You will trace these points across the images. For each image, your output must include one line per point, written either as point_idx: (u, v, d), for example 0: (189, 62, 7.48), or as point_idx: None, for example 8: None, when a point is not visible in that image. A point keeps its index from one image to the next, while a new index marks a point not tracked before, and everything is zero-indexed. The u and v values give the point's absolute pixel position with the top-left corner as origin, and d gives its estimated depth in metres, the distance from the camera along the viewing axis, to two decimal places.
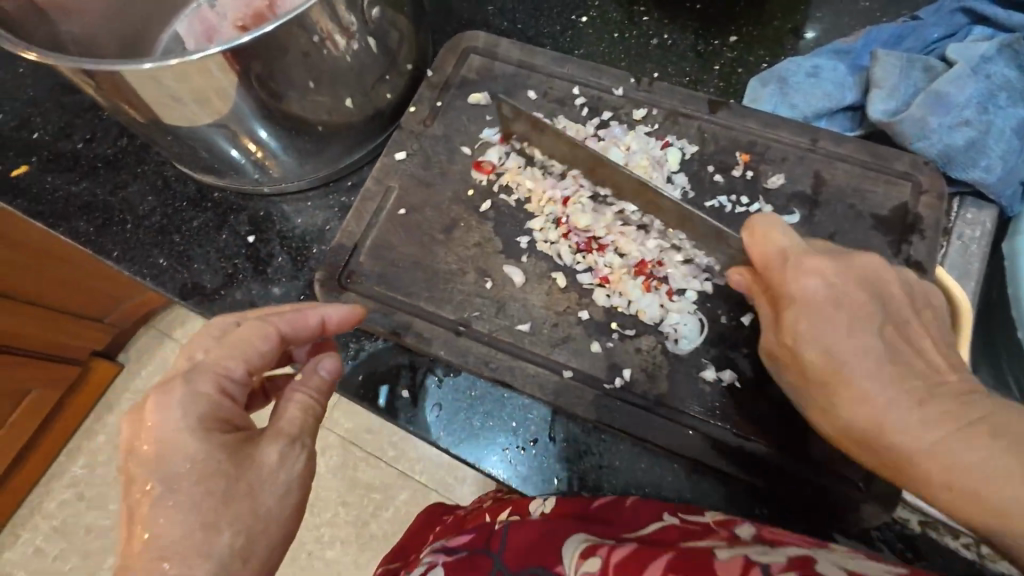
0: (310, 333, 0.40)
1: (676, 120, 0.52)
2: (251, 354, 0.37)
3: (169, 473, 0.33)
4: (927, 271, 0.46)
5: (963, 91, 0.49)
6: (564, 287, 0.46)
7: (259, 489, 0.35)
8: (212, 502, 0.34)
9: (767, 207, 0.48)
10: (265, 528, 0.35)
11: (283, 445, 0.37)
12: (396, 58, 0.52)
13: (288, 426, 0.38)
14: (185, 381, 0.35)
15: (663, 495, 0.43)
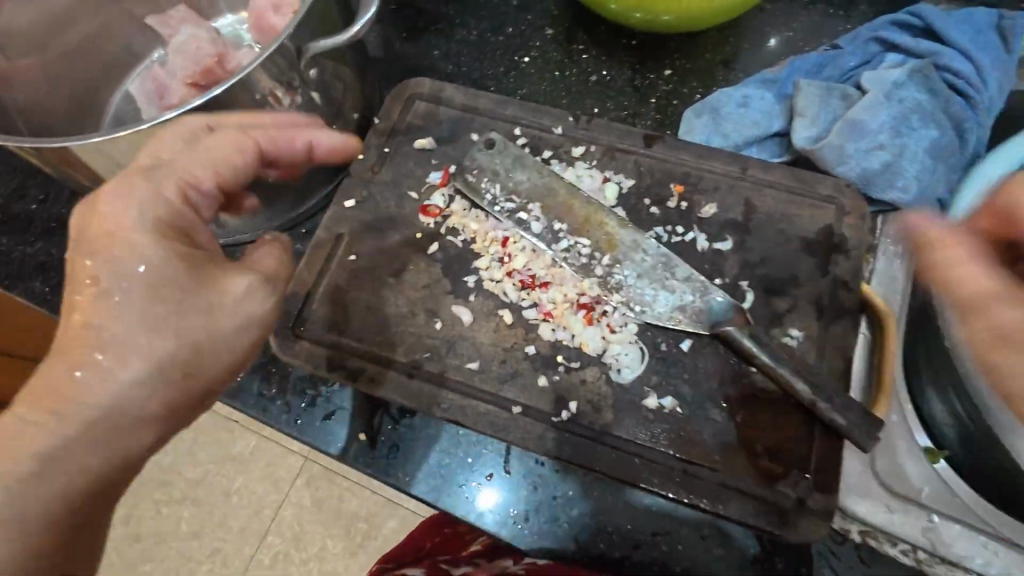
0: (292, 151, 0.43)
1: (613, 156, 0.55)
2: (228, 159, 0.40)
3: (119, 264, 0.34)
4: (852, 289, 0.48)
5: (876, 117, 0.52)
6: (511, 323, 0.48)
7: (217, 308, 0.36)
8: (165, 309, 0.35)
9: (701, 236, 0.51)
10: (218, 352, 0.37)
11: (249, 277, 0.38)
12: (340, 106, 0.54)
13: (260, 265, 0.39)
14: (155, 174, 0.37)
15: (615, 524, 0.45)
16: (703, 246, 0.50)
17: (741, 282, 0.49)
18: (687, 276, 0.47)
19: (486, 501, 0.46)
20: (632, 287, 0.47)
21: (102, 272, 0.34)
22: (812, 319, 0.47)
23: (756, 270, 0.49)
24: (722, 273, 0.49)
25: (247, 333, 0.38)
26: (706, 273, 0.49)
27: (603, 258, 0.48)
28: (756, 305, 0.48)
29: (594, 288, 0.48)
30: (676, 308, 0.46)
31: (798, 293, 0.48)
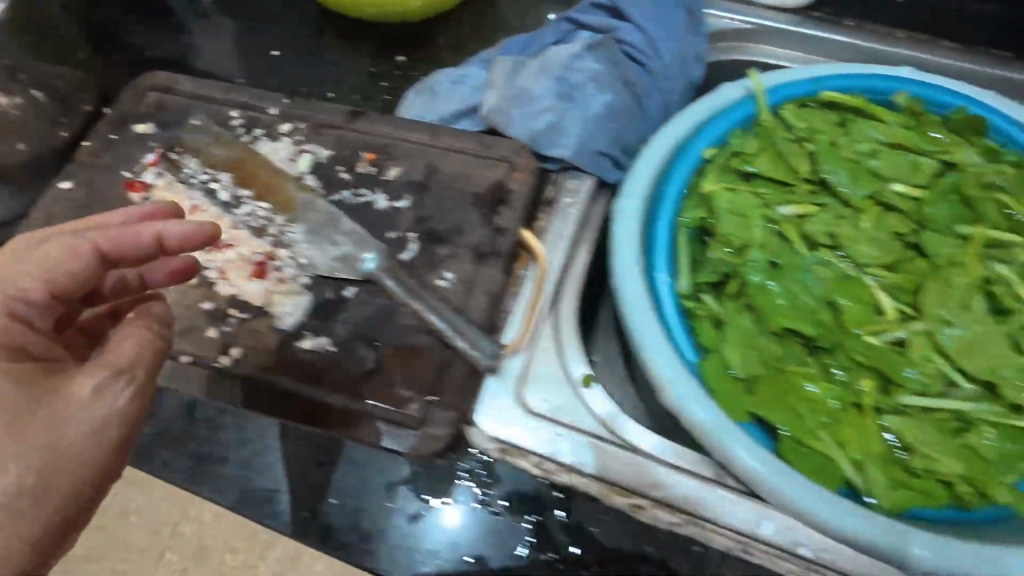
0: (142, 246, 0.43)
1: (319, 131, 0.59)
2: (62, 267, 0.41)
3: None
4: (508, 235, 0.53)
5: (541, 84, 0.58)
6: (195, 283, 0.52)
7: (62, 419, 0.41)
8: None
9: (382, 197, 0.55)
10: (70, 461, 0.40)
11: (103, 377, 0.43)
12: (71, 104, 0.64)
13: (119, 358, 0.43)
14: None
15: (271, 464, 0.48)
16: (383, 205, 0.55)
17: (411, 235, 0.53)
18: (350, 231, 0.52)
19: (451, 520, 0.46)
20: (301, 243, 0.52)
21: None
22: (469, 263, 0.52)
23: (426, 223, 0.54)
24: (395, 228, 0.54)
25: (103, 432, 0.42)
26: (380, 230, 0.54)
27: (278, 220, 0.53)
28: (418, 255, 0.52)
29: (266, 247, 0.52)
30: (338, 259, 0.51)
31: (460, 241, 0.53)
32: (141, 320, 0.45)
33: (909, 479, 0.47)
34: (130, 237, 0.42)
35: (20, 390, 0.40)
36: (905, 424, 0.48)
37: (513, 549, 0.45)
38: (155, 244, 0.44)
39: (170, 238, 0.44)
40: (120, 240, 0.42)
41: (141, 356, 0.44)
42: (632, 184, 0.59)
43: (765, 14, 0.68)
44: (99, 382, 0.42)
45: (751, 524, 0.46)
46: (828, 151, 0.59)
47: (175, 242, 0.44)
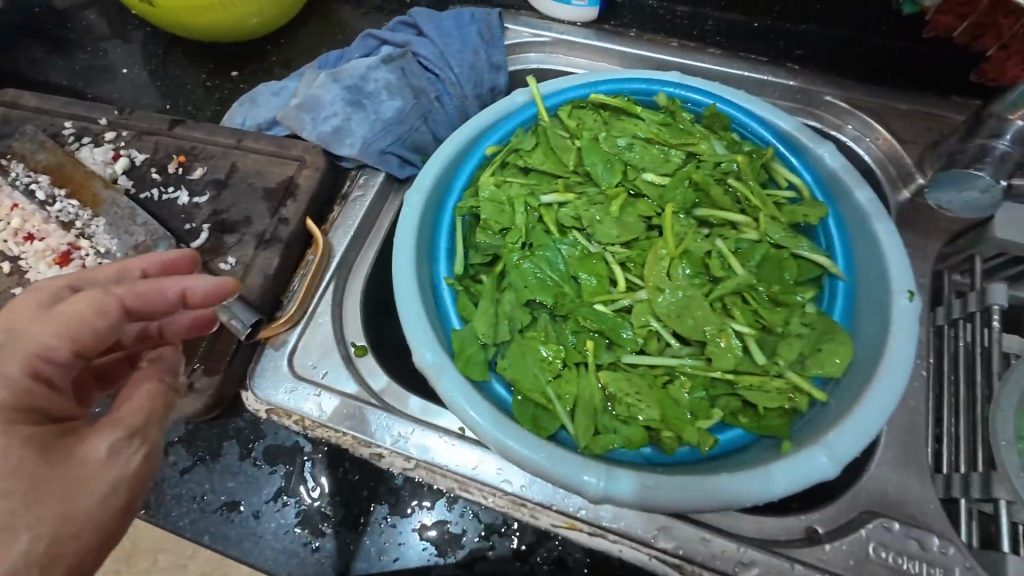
0: (164, 300, 0.46)
1: (140, 138, 0.67)
2: (84, 323, 0.42)
3: None
4: (290, 223, 0.61)
5: (331, 92, 0.66)
6: (9, 272, 0.59)
7: (76, 489, 0.40)
8: (15, 499, 0.37)
9: (185, 193, 0.63)
10: (83, 526, 0.40)
11: (115, 440, 0.43)
12: None
13: (127, 418, 0.44)
14: (3, 355, 0.40)
15: None
16: (185, 200, 0.63)
17: (205, 226, 0.61)
18: (145, 223, 0.59)
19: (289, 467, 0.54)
20: (100, 235, 0.59)
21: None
22: (251, 247, 0.60)
23: (220, 215, 0.62)
24: (193, 219, 0.61)
25: (112, 498, 0.41)
26: (179, 222, 0.61)
27: (85, 215, 0.60)
28: (208, 242, 0.60)
29: (68, 239, 0.59)
30: (131, 247, 0.58)
31: (247, 229, 0.61)
32: (152, 373, 0.48)
33: (615, 425, 0.53)
34: (155, 292, 0.45)
35: (66, 455, 0.41)
36: (616, 378, 0.55)
37: (264, 493, 0.53)
38: (179, 301, 0.47)
39: (192, 295, 0.47)
40: (146, 297, 0.45)
41: (138, 409, 0.45)
42: (420, 178, 0.66)
43: (557, 26, 0.77)
44: (114, 442, 0.43)
45: (471, 468, 0.52)
46: (591, 145, 0.67)
47: (195, 301, 0.48)
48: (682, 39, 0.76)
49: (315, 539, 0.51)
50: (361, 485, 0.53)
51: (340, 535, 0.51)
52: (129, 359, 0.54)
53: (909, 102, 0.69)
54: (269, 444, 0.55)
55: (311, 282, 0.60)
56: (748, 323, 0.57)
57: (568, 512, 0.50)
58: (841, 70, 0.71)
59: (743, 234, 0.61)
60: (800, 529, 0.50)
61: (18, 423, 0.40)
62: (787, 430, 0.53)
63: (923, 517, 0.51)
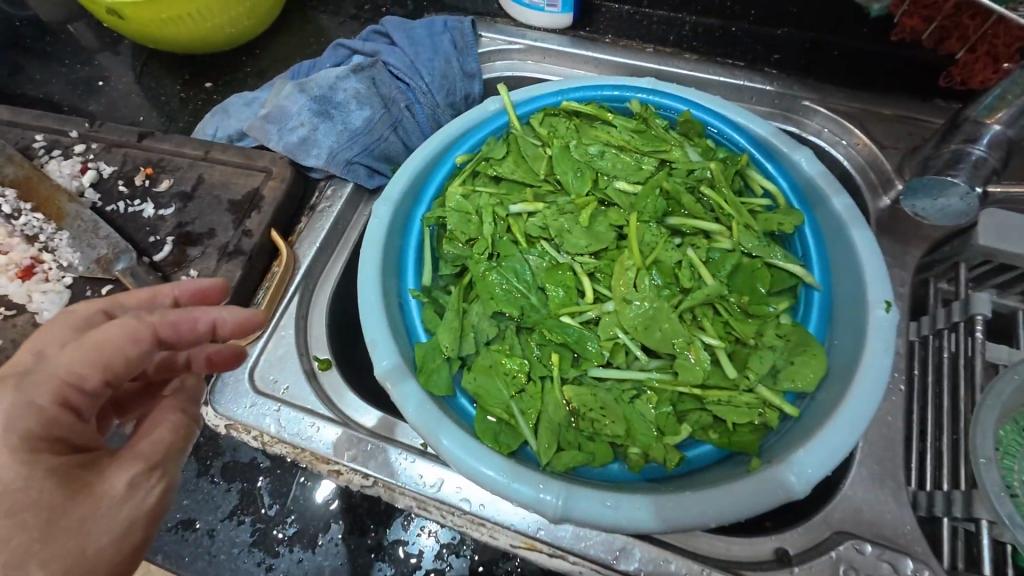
0: (193, 331, 0.45)
1: (110, 151, 0.67)
2: (116, 351, 0.40)
3: None
4: (254, 235, 0.60)
5: (297, 103, 0.66)
6: None
7: (92, 526, 0.37)
8: (29, 536, 0.35)
9: (151, 205, 0.63)
10: (94, 566, 0.37)
11: (135, 474, 0.40)
12: None
13: (148, 449, 0.42)
14: (32, 382, 0.38)
15: None
16: (150, 213, 0.62)
17: (169, 238, 0.61)
18: (108, 235, 0.59)
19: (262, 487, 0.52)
20: (63, 248, 0.58)
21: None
22: (214, 260, 0.59)
23: (184, 228, 0.61)
24: (157, 232, 0.61)
25: (127, 536, 0.39)
26: (144, 235, 0.61)
27: (49, 228, 0.60)
28: (171, 255, 0.60)
29: (31, 253, 0.59)
30: (92, 260, 0.57)
31: (211, 242, 0.60)
32: (174, 406, 0.46)
33: (580, 441, 0.52)
34: (187, 321, 0.44)
35: (88, 484, 0.38)
36: (580, 393, 0.53)
37: (218, 512, 0.51)
38: (208, 332, 0.46)
39: (223, 326, 0.46)
40: (178, 326, 0.44)
41: (152, 444, 0.43)
42: (389, 189, 0.65)
43: (531, 33, 0.77)
44: (133, 477, 0.40)
45: (430, 487, 0.50)
46: (562, 154, 0.65)
47: (225, 331, 0.47)
48: (657, 45, 0.75)
49: (269, 558, 0.50)
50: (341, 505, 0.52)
51: (294, 555, 0.50)
52: (150, 386, 0.52)
53: (890, 107, 0.67)
54: (229, 463, 0.53)
55: (273, 294, 0.59)
56: (719, 335, 0.56)
57: (527, 532, 0.48)
58: (818, 74, 0.70)
59: (715, 244, 0.60)
60: (769, 551, 0.48)
61: (41, 452, 0.37)
62: (757, 447, 0.51)
63: (899, 538, 0.49)
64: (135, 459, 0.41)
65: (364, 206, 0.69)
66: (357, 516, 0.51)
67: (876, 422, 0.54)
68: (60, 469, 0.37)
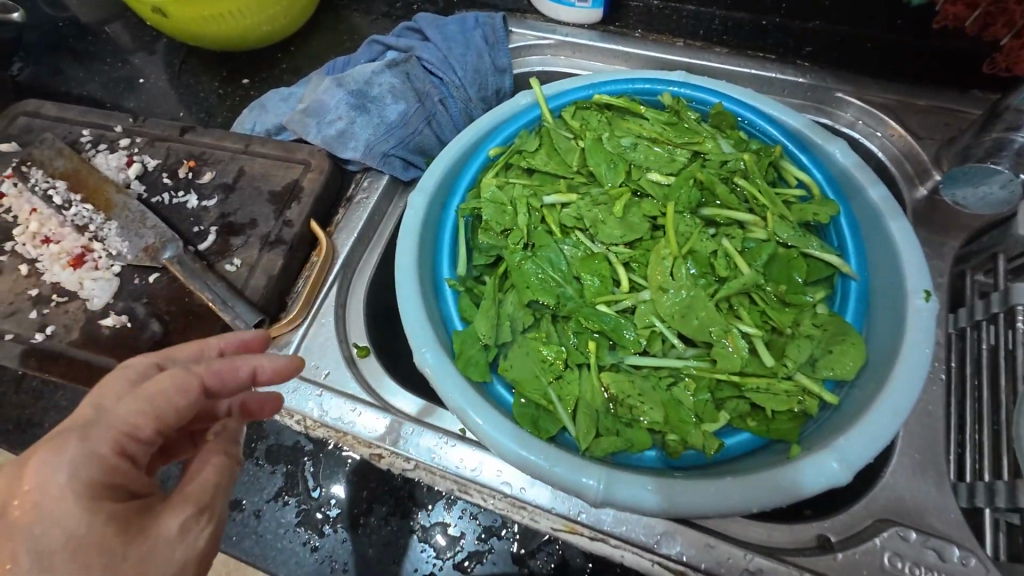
0: (237, 381, 0.42)
1: (153, 144, 0.69)
2: (166, 400, 0.39)
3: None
4: (295, 225, 0.62)
5: (336, 97, 0.67)
6: (26, 274, 0.61)
7: (148, 573, 0.35)
8: None
9: (195, 196, 0.64)
10: None
11: (188, 516, 0.38)
12: None
13: (198, 492, 0.40)
14: (88, 431, 0.37)
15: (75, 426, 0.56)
16: (194, 204, 0.64)
17: (213, 228, 0.62)
18: (155, 225, 0.60)
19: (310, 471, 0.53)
20: (112, 238, 0.60)
21: (19, 558, 0.33)
22: (257, 249, 0.61)
23: (227, 218, 0.63)
24: (201, 223, 0.63)
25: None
26: (188, 225, 0.63)
27: (98, 219, 0.61)
28: (215, 244, 0.61)
29: (81, 242, 0.60)
30: (141, 249, 0.59)
31: (253, 231, 0.62)
32: (218, 447, 0.43)
33: (618, 427, 0.52)
34: (230, 367, 0.42)
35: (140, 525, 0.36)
36: (618, 380, 0.54)
37: (262, 494, 0.52)
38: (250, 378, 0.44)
39: (263, 374, 0.44)
40: (223, 374, 0.42)
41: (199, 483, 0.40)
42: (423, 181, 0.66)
43: (561, 28, 0.78)
44: (185, 519, 0.38)
45: (470, 470, 0.51)
46: (594, 146, 0.66)
47: (267, 378, 0.45)
48: (687, 39, 0.76)
49: (315, 539, 0.50)
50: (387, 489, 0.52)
51: (339, 535, 0.50)
52: (194, 431, 0.50)
53: (924, 98, 0.67)
54: (274, 445, 0.54)
55: (313, 283, 0.60)
56: (756, 324, 0.56)
57: (568, 515, 0.49)
58: (851, 66, 0.70)
59: (750, 233, 0.60)
60: (810, 537, 0.48)
61: (100, 500, 0.35)
62: (797, 434, 0.51)
63: (942, 526, 0.49)
64: (184, 500, 0.39)
65: (399, 198, 0.70)
66: (399, 498, 0.52)
67: (916, 411, 0.54)
68: (116, 512, 0.36)
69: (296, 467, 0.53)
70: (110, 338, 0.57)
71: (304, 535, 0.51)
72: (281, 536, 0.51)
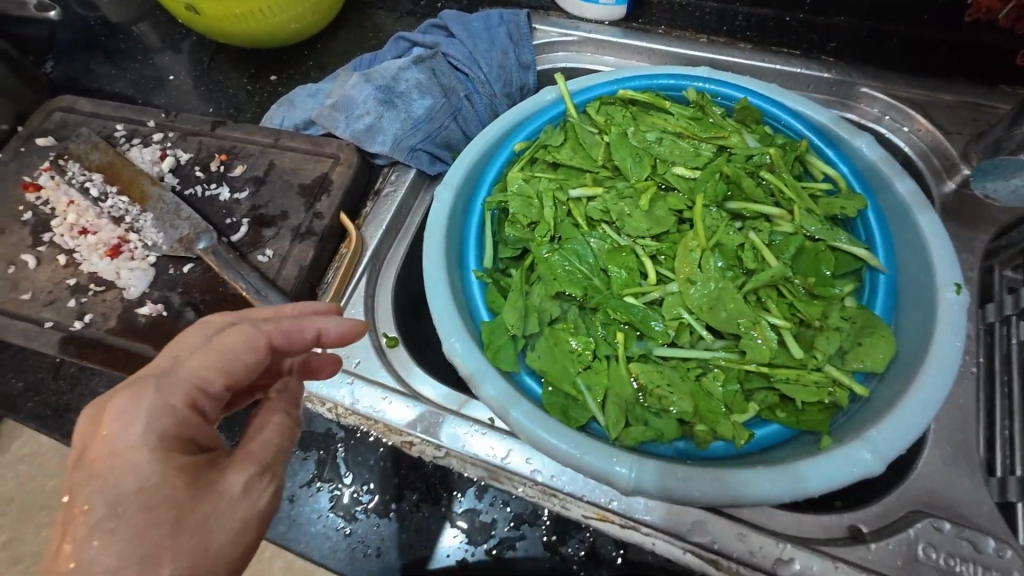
0: (302, 342, 0.47)
1: (185, 139, 0.70)
2: (238, 357, 0.43)
3: (116, 515, 0.36)
4: (326, 217, 0.63)
5: (364, 92, 0.68)
6: (64, 263, 0.62)
7: (212, 523, 0.39)
8: (162, 529, 0.37)
9: (227, 189, 0.65)
10: (215, 562, 0.38)
11: (248, 474, 0.42)
12: None
13: (258, 451, 0.43)
14: (168, 385, 0.41)
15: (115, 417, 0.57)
16: (226, 197, 0.65)
17: (245, 220, 0.63)
18: (190, 217, 0.61)
19: (342, 459, 0.54)
20: (146, 228, 0.62)
21: (97, 499, 0.37)
22: (288, 240, 0.62)
23: (259, 210, 0.64)
24: (233, 215, 0.64)
25: (243, 536, 0.40)
26: (221, 217, 0.64)
27: (133, 210, 0.63)
28: (247, 235, 0.62)
29: (116, 232, 0.62)
30: (176, 240, 0.60)
31: (284, 223, 0.63)
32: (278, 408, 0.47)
33: (647, 417, 0.52)
34: (296, 330, 0.47)
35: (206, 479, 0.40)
36: (647, 371, 0.54)
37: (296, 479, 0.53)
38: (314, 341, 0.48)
39: (326, 336, 0.49)
40: (289, 335, 0.46)
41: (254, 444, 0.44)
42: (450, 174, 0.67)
43: (584, 25, 0.78)
44: (247, 477, 0.42)
45: (500, 458, 0.52)
46: (620, 140, 0.66)
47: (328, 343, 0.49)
48: (711, 35, 0.76)
49: (347, 524, 0.51)
50: (417, 476, 0.53)
51: (371, 520, 0.51)
52: (253, 392, 0.53)
53: (951, 92, 0.67)
54: (307, 433, 0.55)
55: (343, 274, 0.61)
56: (785, 316, 0.56)
57: (599, 503, 0.49)
58: (876, 61, 0.70)
59: (777, 227, 0.60)
60: (842, 528, 0.48)
61: (174, 451, 0.39)
62: (828, 425, 0.51)
63: (975, 518, 0.49)
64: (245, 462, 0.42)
65: (425, 192, 0.70)
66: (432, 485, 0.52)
67: (948, 404, 0.54)
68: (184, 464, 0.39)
69: (328, 455, 0.54)
70: (144, 326, 0.58)
71: (338, 521, 0.51)
72: (314, 521, 0.51)
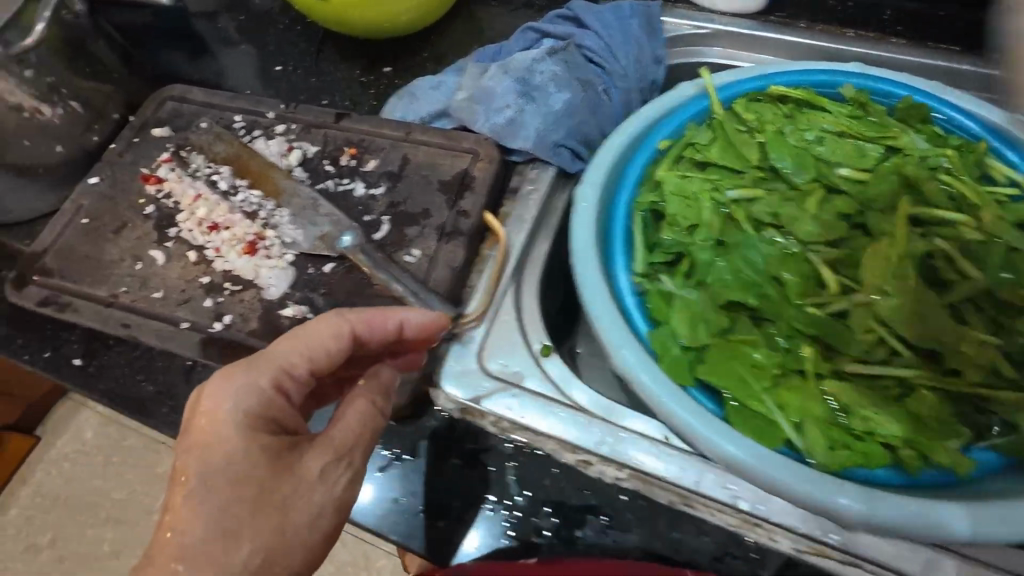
0: (383, 330, 0.47)
1: (309, 130, 0.67)
2: (326, 346, 0.45)
3: (213, 491, 0.39)
4: (471, 217, 0.59)
5: (504, 83, 0.64)
6: (195, 260, 0.59)
7: (288, 507, 0.41)
8: (244, 506, 0.40)
9: (361, 184, 0.62)
10: (292, 544, 0.41)
11: (327, 460, 0.43)
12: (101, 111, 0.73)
13: (337, 440, 0.44)
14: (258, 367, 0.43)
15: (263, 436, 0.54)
16: (361, 192, 0.61)
17: (385, 217, 0.60)
18: (329, 212, 0.58)
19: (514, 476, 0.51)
20: (284, 225, 0.58)
21: (195, 470, 0.40)
22: (433, 240, 0.58)
23: (398, 207, 0.60)
24: (371, 211, 0.60)
25: (321, 519, 0.42)
26: (357, 213, 0.60)
27: (268, 205, 0.59)
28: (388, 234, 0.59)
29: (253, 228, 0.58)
30: (318, 238, 0.57)
31: (426, 222, 0.59)
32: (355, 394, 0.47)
33: (849, 441, 0.48)
34: (377, 319, 0.47)
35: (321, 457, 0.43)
36: (844, 388, 0.49)
37: (374, 468, 0.53)
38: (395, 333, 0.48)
39: (408, 327, 0.48)
40: (373, 324, 0.47)
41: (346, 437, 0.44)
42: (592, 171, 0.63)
43: (721, 17, 0.74)
44: (324, 464, 0.43)
45: (690, 482, 0.48)
46: (777, 139, 0.62)
47: (410, 334, 0.49)
48: (860, 29, 0.71)
49: (528, 545, 0.49)
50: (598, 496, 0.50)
51: (554, 543, 0.48)
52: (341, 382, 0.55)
53: None
54: (474, 447, 0.52)
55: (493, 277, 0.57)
56: (989, 332, 0.51)
57: (811, 535, 0.45)
58: None
59: (968, 234, 0.55)
60: None
61: (258, 432, 0.41)
62: None
63: None
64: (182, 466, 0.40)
65: (562, 190, 0.66)
66: (563, 484, 0.50)
67: None
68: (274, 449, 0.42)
69: (500, 472, 0.51)
70: (293, 330, 0.54)
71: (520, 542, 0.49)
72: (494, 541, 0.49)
